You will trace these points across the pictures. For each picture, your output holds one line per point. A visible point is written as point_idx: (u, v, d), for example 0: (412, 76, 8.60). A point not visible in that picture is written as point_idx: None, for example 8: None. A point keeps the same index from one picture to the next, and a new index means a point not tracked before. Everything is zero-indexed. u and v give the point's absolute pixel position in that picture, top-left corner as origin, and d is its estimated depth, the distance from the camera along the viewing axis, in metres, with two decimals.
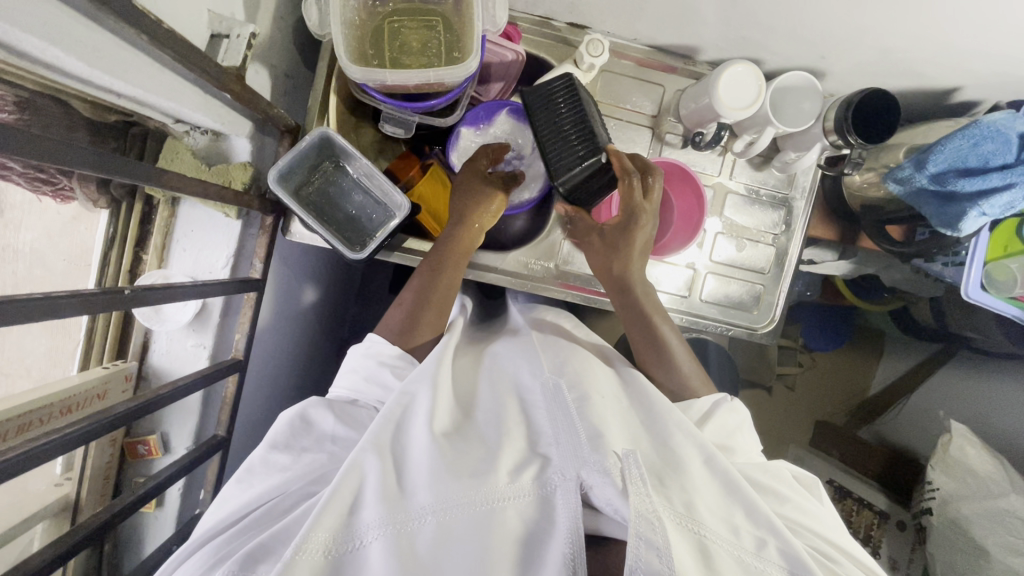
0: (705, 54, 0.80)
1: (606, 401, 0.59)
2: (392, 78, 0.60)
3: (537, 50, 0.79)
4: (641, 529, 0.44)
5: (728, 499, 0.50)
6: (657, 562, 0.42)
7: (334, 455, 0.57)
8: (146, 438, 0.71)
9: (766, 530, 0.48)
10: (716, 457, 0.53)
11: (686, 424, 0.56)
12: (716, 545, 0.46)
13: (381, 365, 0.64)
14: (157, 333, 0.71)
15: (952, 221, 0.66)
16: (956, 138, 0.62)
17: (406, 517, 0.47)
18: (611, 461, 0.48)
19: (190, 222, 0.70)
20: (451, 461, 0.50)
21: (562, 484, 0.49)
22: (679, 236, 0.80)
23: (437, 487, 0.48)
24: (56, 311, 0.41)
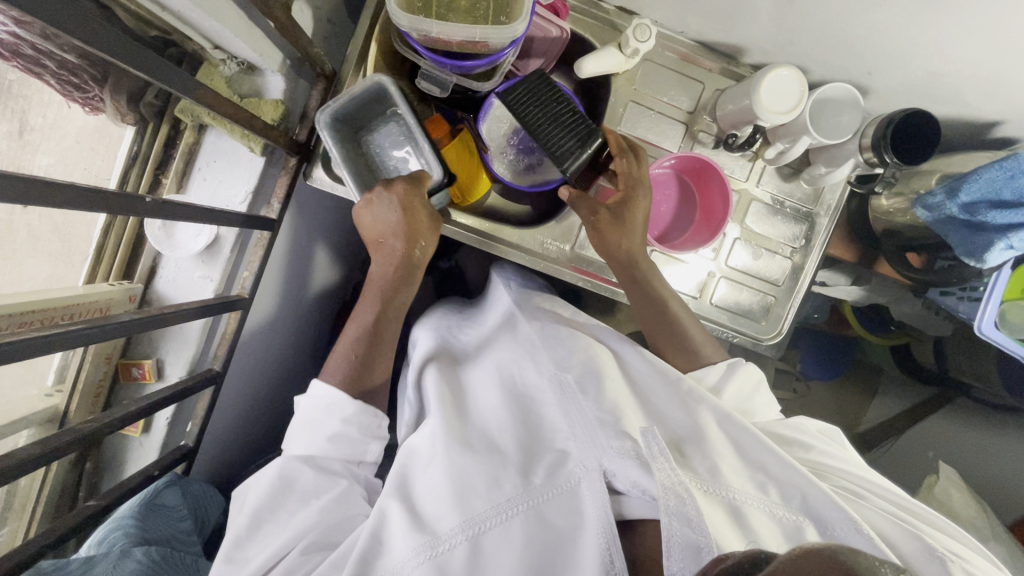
0: (750, 56, 0.79)
1: (613, 382, 0.65)
2: (437, 29, 0.60)
3: (582, 29, 0.78)
4: (671, 502, 0.47)
5: (747, 462, 0.58)
6: (692, 533, 0.45)
7: (325, 506, 0.60)
8: (141, 361, 0.70)
9: (789, 483, 0.56)
10: (732, 417, 0.60)
11: (698, 392, 0.63)
12: (746, 505, 0.53)
13: (346, 424, 0.64)
14: (167, 258, 0.70)
15: (977, 251, 0.66)
16: (993, 169, 0.61)
17: (439, 542, 0.55)
18: (629, 445, 0.56)
19: (213, 152, 0.69)
20: (472, 484, 0.58)
21: (587, 474, 0.57)
22: (698, 236, 0.80)
23: (462, 509, 0.56)
24: (69, 198, 0.41)
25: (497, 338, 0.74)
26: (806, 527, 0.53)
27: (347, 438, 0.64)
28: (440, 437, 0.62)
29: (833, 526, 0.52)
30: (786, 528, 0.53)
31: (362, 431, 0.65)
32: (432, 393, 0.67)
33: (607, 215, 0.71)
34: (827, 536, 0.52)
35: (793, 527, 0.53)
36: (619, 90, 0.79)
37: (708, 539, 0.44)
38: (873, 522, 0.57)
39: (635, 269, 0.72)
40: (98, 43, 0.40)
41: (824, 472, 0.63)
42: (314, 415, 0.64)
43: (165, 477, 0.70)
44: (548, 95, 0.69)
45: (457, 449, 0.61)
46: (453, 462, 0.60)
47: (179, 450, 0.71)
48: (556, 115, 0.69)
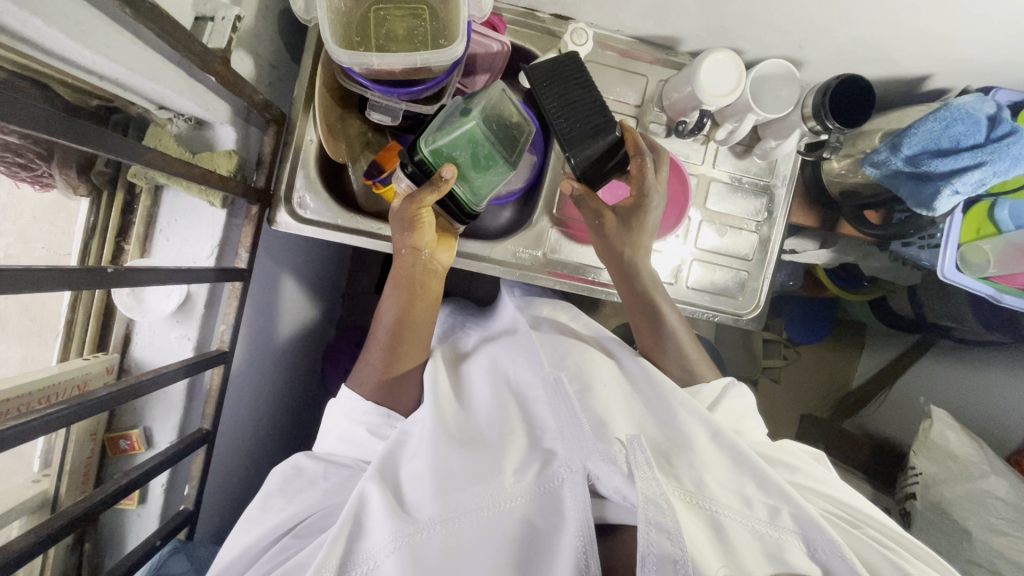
0: (686, 45, 0.82)
1: (607, 388, 0.66)
2: (378, 61, 0.61)
3: (521, 40, 0.80)
4: (652, 515, 0.50)
5: (737, 473, 0.59)
6: (669, 545, 0.49)
7: (329, 490, 0.67)
8: (128, 432, 0.69)
9: (777, 499, 0.56)
10: (722, 434, 0.61)
11: (691, 403, 0.65)
12: (728, 518, 0.54)
13: (354, 424, 0.70)
14: (140, 323, 0.69)
15: (927, 201, 0.68)
16: (929, 121, 0.65)
17: (417, 528, 0.56)
18: (616, 450, 0.56)
19: (173, 211, 0.69)
20: (457, 473, 0.59)
21: (570, 476, 0.59)
22: (670, 215, 0.83)
23: (443, 500, 0.57)
24: (34, 285, 0.41)
25: (497, 341, 0.78)
26: (791, 545, 0.53)
27: (356, 437, 0.70)
28: (429, 430, 0.63)
29: (818, 548, 0.53)
30: (769, 546, 0.53)
31: (371, 434, 0.70)
32: (430, 388, 0.68)
33: (613, 219, 0.75)
34: (813, 558, 0.53)
35: (775, 545, 0.53)
36: None
37: (683, 552, 0.48)
38: (857, 550, 0.58)
39: (632, 279, 0.76)
40: (42, 127, 0.40)
41: (812, 494, 0.64)
42: (337, 424, 0.72)
43: (169, 544, 0.70)
44: (570, 81, 0.71)
45: (445, 441, 0.61)
46: (441, 449, 0.60)
47: (179, 515, 0.70)
48: (573, 100, 0.71)
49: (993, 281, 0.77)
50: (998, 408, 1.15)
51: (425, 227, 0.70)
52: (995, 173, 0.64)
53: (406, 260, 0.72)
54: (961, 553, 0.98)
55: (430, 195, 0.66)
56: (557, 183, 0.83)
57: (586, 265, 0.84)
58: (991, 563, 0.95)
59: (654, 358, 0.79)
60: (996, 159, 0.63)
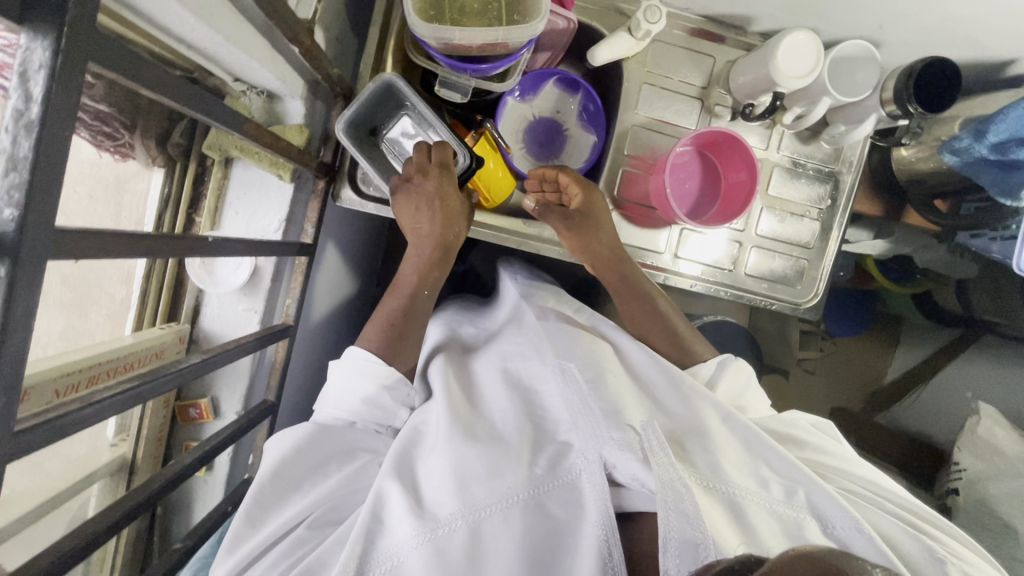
0: (757, 25, 0.79)
1: (618, 377, 0.65)
2: (460, 36, 0.60)
3: (588, 18, 0.78)
4: (670, 500, 0.49)
5: (751, 456, 0.58)
6: (692, 530, 0.47)
7: (340, 482, 0.59)
8: (198, 401, 0.71)
9: (793, 479, 0.56)
10: (733, 415, 0.61)
11: (699, 390, 0.64)
12: (748, 503, 0.54)
13: (380, 390, 0.63)
14: (209, 295, 0.70)
15: (1012, 190, 0.66)
16: (1019, 107, 0.61)
17: (438, 525, 0.53)
18: (631, 437, 0.56)
19: (243, 184, 0.70)
20: (473, 467, 0.57)
21: (587, 467, 0.57)
22: (718, 215, 0.82)
23: (463, 495, 0.55)
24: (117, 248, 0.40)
25: (505, 328, 0.76)
26: (809, 524, 0.54)
27: None
28: (443, 422, 0.60)
29: (833, 524, 0.54)
30: (787, 525, 0.53)
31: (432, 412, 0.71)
32: (439, 381, 0.66)
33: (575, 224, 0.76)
34: (831, 537, 0.54)
35: (793, 523, 0.54)
36: (632, 75, 0.80)
37: (706, 536, 0.47)
38: (871, 521, 0.57)
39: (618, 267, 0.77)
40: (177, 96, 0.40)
41: (823, 470, 0.63)
42: None
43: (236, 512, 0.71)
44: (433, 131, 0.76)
45: (459, 436, 0.59)
46: (454, 445, 0.58)
47: (245, 484, 0.71)
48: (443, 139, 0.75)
49: None
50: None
51: (455, 229, 0.71)
52: None
53: (438, 242, 0.70)
54: (1006, 550, 0.98)
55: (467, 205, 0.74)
56: (619, 164, 0.82)
57: (642, 249, 0.83)
58: None
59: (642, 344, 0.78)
60: None
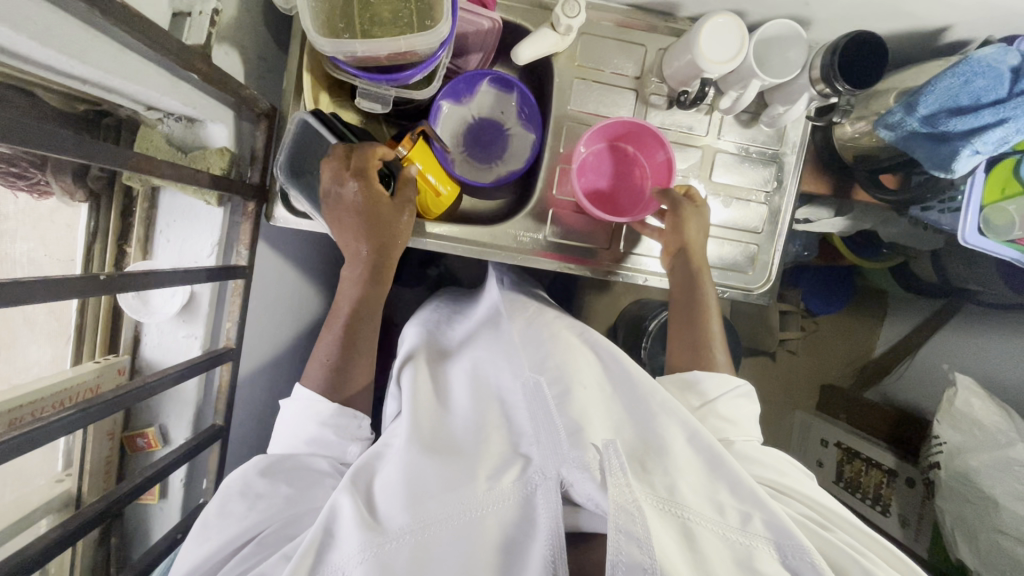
0: (686, 10, 0.77)
1: (586, 390, 0.62)
2: (363, 49, 0.58)
3: (511, 16, 0.76)
4: (622, 521, 0.48)
5: (713, 477, 0.56)
6: (638, 553, 0.46)
7: (291, 497, 0.61)
8: (144, 431, 0.71)
9: (750, 503, 0.53)
10: (698, 434, 0.58)
11: (669, 404, 0.61)
12: (700, 527, 0.51)
13: (323, 427, 0.65)
14: (147, 324, 0.71)
15: (945, 162, 0.64)
16: (947, 77, 0.61)
17: (385, 539, 0.52)
18: (590, 456, 0.53)
19: (171, 212, 0.70)
20: (430, 483, 0.56)
21: (543, 484, 0.55)
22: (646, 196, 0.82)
23: (415, 509, 0.54)
24: (25, 297, 0.41)
25: (479, 339, 0.76)
26: (762, 552, 0.51)
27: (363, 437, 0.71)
28: (407, 439, 0.61)
29: (789, 554, 0.50)
30: (738, 553, 0.50)
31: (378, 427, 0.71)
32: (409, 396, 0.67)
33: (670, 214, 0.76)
34: (784, 565, 0.50)
35: (745, 551, 0.50)
36: (562, 70, 0.78)
37: (653, 561, 0.46)
38: (826, 551, 0.55)
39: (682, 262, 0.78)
40: (31, 139, 0.39)
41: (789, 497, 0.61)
42: None
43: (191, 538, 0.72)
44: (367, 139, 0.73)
45: (420, 452, 0.59)
46: (414, 461, 0.58)
47: (197, 510, 0.72)
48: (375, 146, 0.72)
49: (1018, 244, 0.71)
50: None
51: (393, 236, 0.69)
52: (1019, 129, 0.59)
53: (371, 255, 0.69)
54: (988, 522, 0.97)
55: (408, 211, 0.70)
56: (556, 164, 0.81)
57: (588, 246, 0.82)
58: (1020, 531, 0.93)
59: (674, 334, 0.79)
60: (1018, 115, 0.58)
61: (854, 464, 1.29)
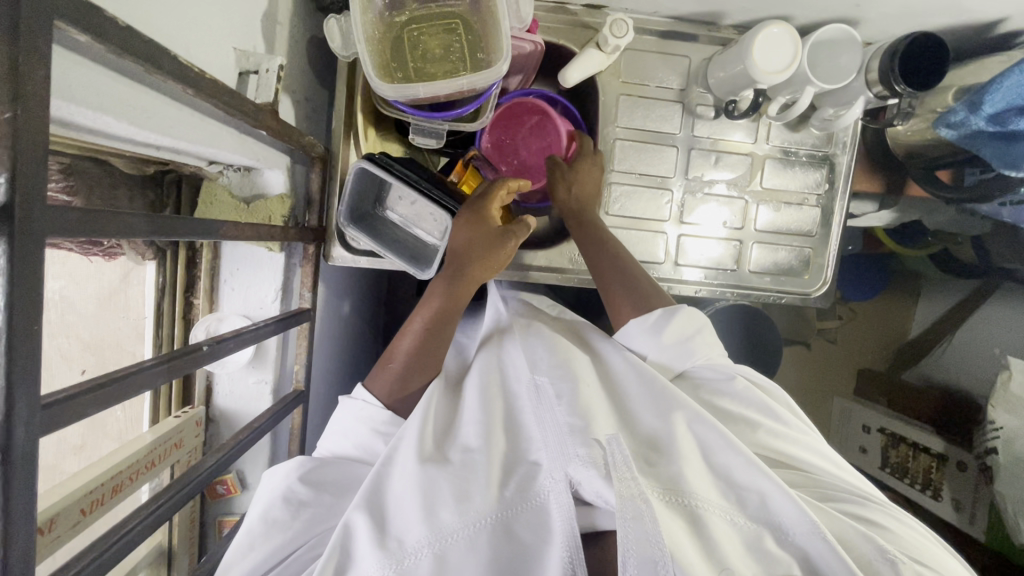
0: (729, 18, 0.76)
1: (591, 387, 0.61)
2: (425, 91, 0.58)
3: (554, 38, 0.76)
4: (629, 514, 0.46)
5: (715, 466, 0.55)
6: (650, 546, 0.45)
7: (313, 517, 0.57)
8: (223, 477, 0.72)
9: (756, 489, 0.53)
10: (702, 419, 0.57)
11: (668, 393, 0.60)
12: (709, 515, 0.50)
13: (374, 434, 0.62)
14: (218, 374, 0.71)
15: (1017, 160, 0.64)
16: (1012, 74, 0.59)
17: (403, 554, 0.50)
18: (594, 451, 0.52)
19: (234, 261, 0.70)
20: (439, 491, 0.53)
21: (553, 487, 0.52)
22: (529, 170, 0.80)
23: (428, 520, 0.51)
24: (151, 377, 0.40)
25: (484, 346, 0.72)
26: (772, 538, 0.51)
27: None
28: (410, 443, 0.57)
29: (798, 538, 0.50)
30: (749, 540, 0.50)
31: None
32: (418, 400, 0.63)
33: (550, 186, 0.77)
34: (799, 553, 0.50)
35: (755, 537, 0.51)
36: (607, 88, 0.78)
37: (664, 551, 0.44)
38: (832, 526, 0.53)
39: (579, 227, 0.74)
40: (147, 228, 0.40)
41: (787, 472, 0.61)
42: None
43: None
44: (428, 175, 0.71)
45: (428, 459, 0.55)
46: (421, 470, 0.54)
47: None
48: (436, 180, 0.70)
49: None
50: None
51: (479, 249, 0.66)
52: None
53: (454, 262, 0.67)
54: None
55: (513, 238, 0.67)
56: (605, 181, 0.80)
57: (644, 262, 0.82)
58: None
59: (607, 299, 0.72)
60: None
61: (900, 449, 1.26)
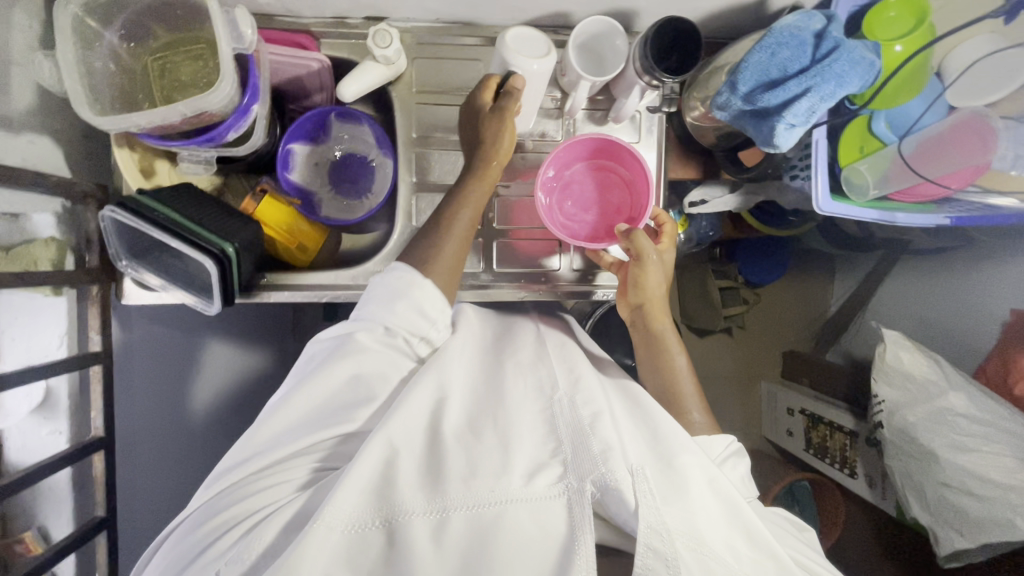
0: (513, 19, 0.76)
1: (619, 415, 0.58)
2: (144, 119, 0.57)
3: (337, 53, 0.75)
4: (649, 542, 0.47)
5: (732, 519, 0.52)
6: (663, 572, 0.46)
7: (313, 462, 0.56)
8: (22, 536, 0.69)
9: (763, 554, 0.51)
10: (720, 477, 0.54)
11: (693, 444, 0.55)
12: (719, 567, 0.48)
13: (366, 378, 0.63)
14: (8, 428, 0.68)
15: (769, 139, 0.60)
16: (755, 51, 0.59)
17: (419, 518, 0.48)
18: (620, 475, 0.49)
19: (10, 310, 0.66)
20: (461, 472, 0.50)
21: (577, 489, 0.49)
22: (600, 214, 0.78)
23: (454, 490, 0.49)
24: None
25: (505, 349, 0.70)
26: None
27: None
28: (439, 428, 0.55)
29: None
30: None
31: None
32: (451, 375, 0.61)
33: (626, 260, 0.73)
34: None
35: None
36: (400, 99, 0.77)
37: None
38: None
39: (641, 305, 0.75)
40: None
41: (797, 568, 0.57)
42: None
43: None
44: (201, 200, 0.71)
45: (453, 440, 0.54)
46: (448, 451, 0.53)
47: None
48: (202, 209, 0.69)
49: (890, 200, 0.72)
50: (981, 304, 1.03)
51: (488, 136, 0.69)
52: (825, 98, 0.56)
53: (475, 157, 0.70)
54: (932, 477, 0.92)
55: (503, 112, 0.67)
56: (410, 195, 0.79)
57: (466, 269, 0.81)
58: (962, 484, 0.88)
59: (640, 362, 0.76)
60: (820, 82, 0.55)
61: (819, 428, 1.22)
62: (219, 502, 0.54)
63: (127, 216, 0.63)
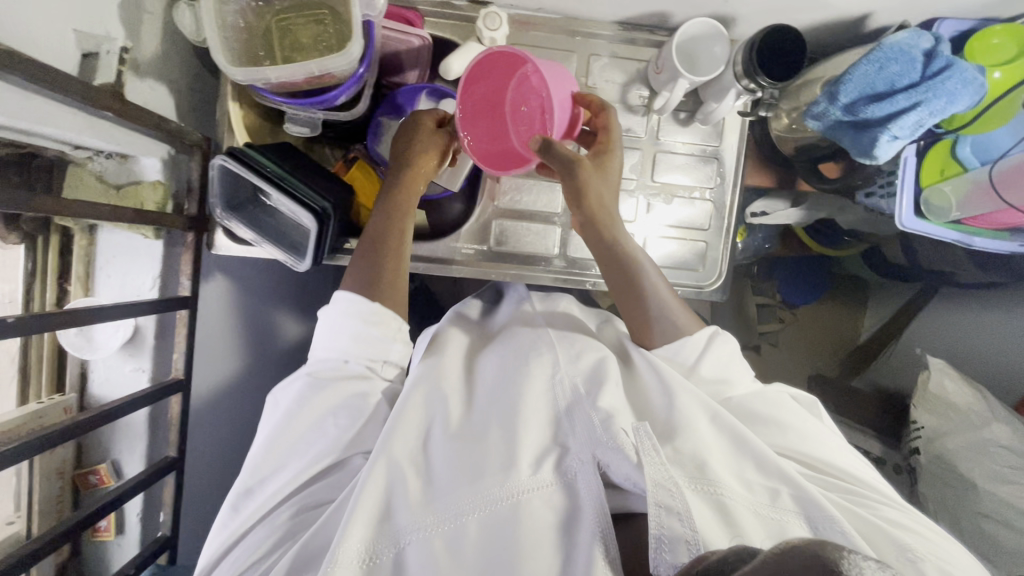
0: (611, 16, 0.78)
1: (618, 384, 0.57)
2: (275, 74, 0.59)
3: (441, 33, 0.79)
4: (661, 497, 0.45)
5: (738, 455, 0.53)
6: (679, 526, 0.43)
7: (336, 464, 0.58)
8: (97, 467, 0.73)
9: (777, 479, 0.51)
10: (721, 414, 0.55)
11: (691, 387, 0.57)
12: (735, 504, 0.47)
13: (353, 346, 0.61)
14: (93, 361, 0.72)
15: (868, 149, 0.64)
16: (862, 64, 0.60)
17: (436, 524, 0.49)
18: (622, 441, 0.50)
19: (109, 248, 0.71)
20: (472, 472, 0.51)
21: (582, 469, 0.51)
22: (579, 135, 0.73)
23: (466, 489, 0.50)
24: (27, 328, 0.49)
25: (510, 323, 0.70)
26: (795, 526, 0.48)
27: None
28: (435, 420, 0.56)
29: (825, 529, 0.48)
30: (771, 527, 0.48)
31: None
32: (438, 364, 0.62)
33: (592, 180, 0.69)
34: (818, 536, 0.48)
35: (779, 527, 0.48)
36: None
37: (693, 531, 0.43)
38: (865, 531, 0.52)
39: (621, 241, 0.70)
40: None
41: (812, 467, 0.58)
42: None
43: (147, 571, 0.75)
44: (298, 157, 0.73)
45: (450, 437, 0.55)
46: (448, 452, 0.54)
47: (156, 540, 0.72)
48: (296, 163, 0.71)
49: (961, 224, 0.74)
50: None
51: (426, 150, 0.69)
52: (932, 113, 0.59)
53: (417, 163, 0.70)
54: (968, 505, 0.92)
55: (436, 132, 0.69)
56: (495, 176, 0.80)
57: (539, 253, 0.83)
58: (999, 514, 0.88)
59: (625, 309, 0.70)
60: (930, 98, 0.58)
61: None
62: (251, 538, 0.55)
63: (232, 163, 0.66)
